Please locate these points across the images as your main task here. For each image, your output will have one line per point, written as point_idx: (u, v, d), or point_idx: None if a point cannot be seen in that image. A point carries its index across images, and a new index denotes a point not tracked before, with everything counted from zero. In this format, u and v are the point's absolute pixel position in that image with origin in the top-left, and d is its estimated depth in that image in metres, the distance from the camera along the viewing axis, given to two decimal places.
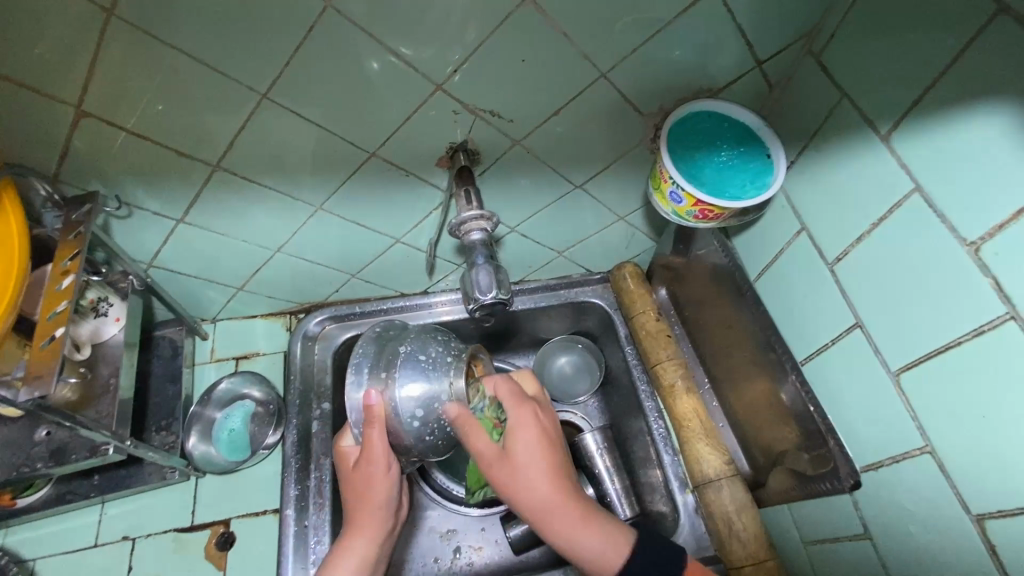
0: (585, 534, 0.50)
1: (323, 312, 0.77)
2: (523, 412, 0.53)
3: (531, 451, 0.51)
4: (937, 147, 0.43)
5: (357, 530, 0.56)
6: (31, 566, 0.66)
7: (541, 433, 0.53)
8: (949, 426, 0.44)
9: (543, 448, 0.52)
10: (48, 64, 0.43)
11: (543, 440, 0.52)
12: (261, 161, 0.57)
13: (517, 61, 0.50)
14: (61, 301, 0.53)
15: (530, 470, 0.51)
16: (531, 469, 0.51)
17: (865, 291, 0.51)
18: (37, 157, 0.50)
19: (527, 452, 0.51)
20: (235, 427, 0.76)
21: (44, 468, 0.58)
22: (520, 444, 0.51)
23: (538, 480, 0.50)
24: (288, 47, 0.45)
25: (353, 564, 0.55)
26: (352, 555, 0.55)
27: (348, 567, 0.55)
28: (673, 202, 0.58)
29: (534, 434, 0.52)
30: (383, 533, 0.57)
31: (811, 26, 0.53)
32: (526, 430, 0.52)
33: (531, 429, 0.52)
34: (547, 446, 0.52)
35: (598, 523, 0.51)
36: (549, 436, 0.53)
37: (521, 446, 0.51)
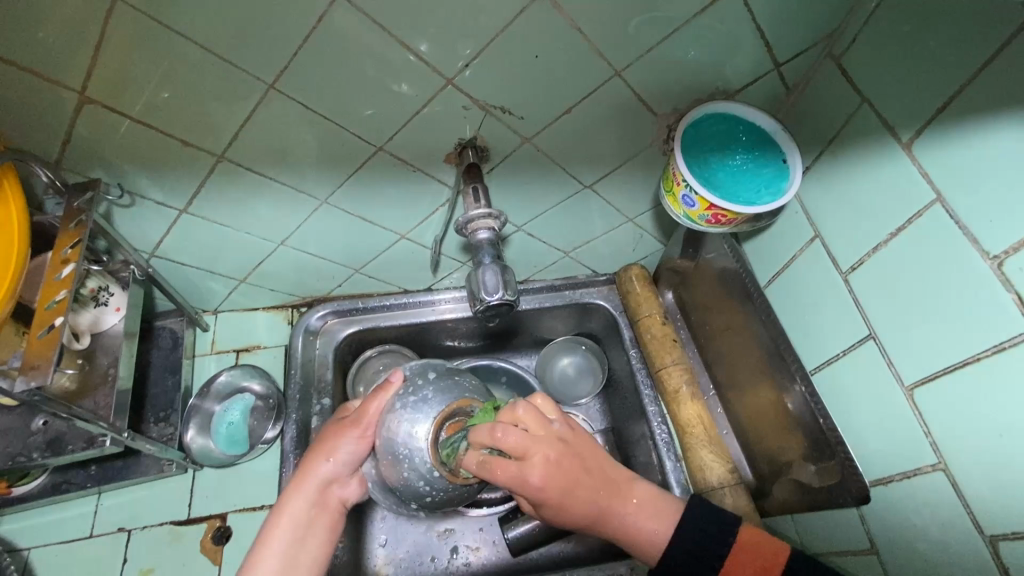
0: (643, 522, 0.52)
1: (325, 307, 0.76)
2: (540, 444, 0.48)
3: (569, 481, 0.49)
4: (960, 156, 0.42)
5: (301, 477, 0.55)
6: (25, 555, 0.66)
7: (564, 455, 0.49)
8: (963, 442, 0.43)
9: (568, 476, 0.49)
10: (51, 48, 0.42)
11: (569, 464, 0.49)
12: (265, 153, 0.56)
13: (530, 57, 0.49)
14: (60, 290, 0.52)
15: (576, 499, 0.50)
16: (575, 497, 0.49)
17: (879, 301, 0.50)
18: (39, 143, 0.49)
19: (561, 489, 0.49)
20: (234, 420, 0.75)
21: (41, 457, 0.58)
22: (558, 485, 0.48)
23: (587, 506, 0.50)
24: (297, 36, 0.44)
25: (285, 522, 0.54)
26: (285, 512, 0.54)
27: (281, 524, 0.54)
28: (685, 206, 0.57)
29: (561, 466, 0.49)
30: (322, 497, 0.56)
31: (832, 29, 0.52)
32: (551, 465, 0.48)
33: (556, 460, 0.49)
34: (576, 473, 0.50)
35: (645, 504, 0.52)
36: (569, 449, 0.50)
37: (548, 473, 0.48)
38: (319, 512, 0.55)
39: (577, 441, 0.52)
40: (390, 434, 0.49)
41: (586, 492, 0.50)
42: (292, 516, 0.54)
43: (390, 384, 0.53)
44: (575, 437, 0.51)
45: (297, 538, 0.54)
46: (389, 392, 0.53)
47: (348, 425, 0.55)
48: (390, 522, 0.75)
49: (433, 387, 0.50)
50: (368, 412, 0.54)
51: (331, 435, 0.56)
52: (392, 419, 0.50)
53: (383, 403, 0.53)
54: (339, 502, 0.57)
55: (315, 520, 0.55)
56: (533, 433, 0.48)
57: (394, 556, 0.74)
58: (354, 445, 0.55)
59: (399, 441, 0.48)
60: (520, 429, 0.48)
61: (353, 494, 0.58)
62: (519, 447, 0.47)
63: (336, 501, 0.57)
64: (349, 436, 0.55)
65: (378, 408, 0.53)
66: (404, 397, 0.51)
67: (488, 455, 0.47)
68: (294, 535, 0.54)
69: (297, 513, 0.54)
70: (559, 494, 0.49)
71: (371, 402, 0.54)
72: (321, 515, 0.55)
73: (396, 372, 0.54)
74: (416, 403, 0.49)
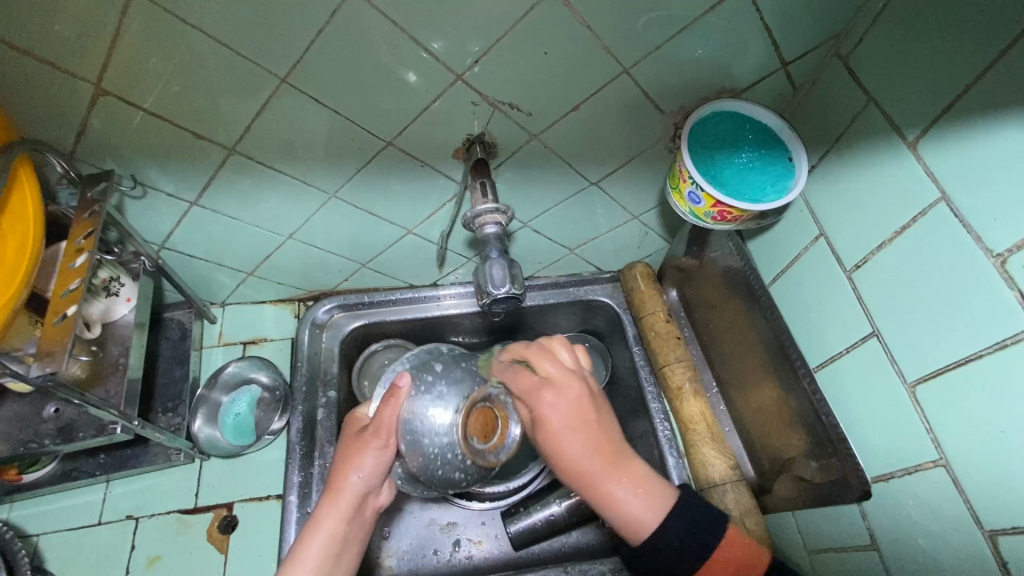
0: (624, 495, 0.49)
1: (331, 300, 0.77)
2: (570, 380, 0.49)
3: (575, 424, 0.48)
4: (964, 156, 0.43)
5: (333, 496, 0.55)
6: (34, 541, 0.67)
7: (583, 401, 0.49)
8: (965, 439, 0.44)
9: (584, 419, 0.49)
10: (68, 41, 0.43)
11: (582, 409, 0.49)
12: (276, 146, 0.56)
13: (539, 53, 0.50)
14: (74, 278, 0.53)
15: (574, 443, 0.48)
16: (571, 439, 0.48)
17: (883, 299, 0.51)
18: (54, 134, 0.50)
19: (562, 424, 0.48)
20: (241, 411, 0.76)
21: (52, 444, 0.58)
22: (562, 418, 0.48)
23: (584, 452, 0.48)
24: (310, 30, 0.45)
25: (320, 540, 0.53)
26: (320, 531, 0.54)
27: (316, 542, 0.53)
28: (691, 203, 0.57)
29: (576, 406, 0.49)
30: (357, 513, 0.56)
31: (839, 29, 0.52)
32: (570, 403, 0.48)
33: (572, 398, 0.49)
34: (589, 418, 0.49)
35: (638, 478, 0.49)
36: (590, 399, 0.50)
37: (565, 404, 0.48)
38: (355, 525, 0.56)
39: (603, 406, 0.50)
40: (414, 433, 0.53)
41: (587, 444, 0.48)
42: (328, 535, 0.54)
43: (397, 390, 0.54)
44: (598, 399, 0.50)
45: (335, 553, 0.54)
46: (400, 398, 0.54)
47: (369, 440, 0.54)
48: (393, 515, 0.76)
49: (441, 382, 0.55)
50: (383, 422, 0.54)
51: (353, 450, 0.55)
52: (411, 412, 0.53)
53: (399, 408, 0.54)
54: (373, 509, 0.58)
55: (352, 533, 0.55)
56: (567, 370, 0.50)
57: (397, 548, 0.74)
58: (376, 457, 0.54)
59: (426, 438, 0.52)
60: (561, 363, 0.51)
61: (384, 499, 0.59)
62: (550, 372, 0.50)
63: (370, 509, 0.57)
64: (372, 449, 0.54)
65: (393, 418, 0.54)
66: (418, 396, 0.54)
67: (514, 366, 0.52)
68: (331, 551, 0.54)
69: (335, 530, 0.54)
70: (562, 427, 0.48)
71: (384, 411, 0.54)
72: (357, 526, 0.56)
73: (402, 376, 0.55)
74: (434, 400, 0.54)
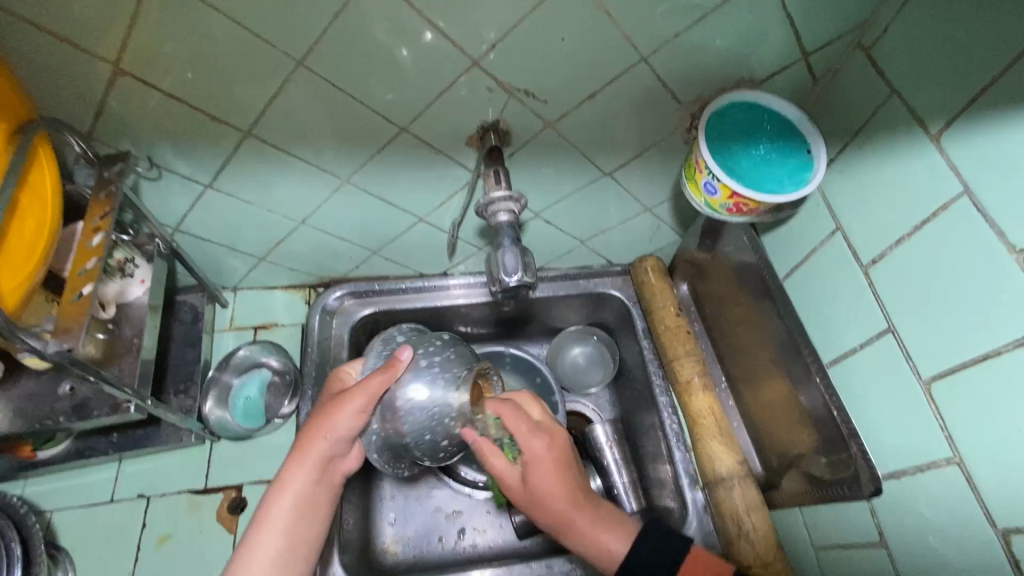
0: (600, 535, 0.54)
1: (342, 287, 0.77)
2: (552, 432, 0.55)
3: (556, 475, 0.54)
4: (988, 150, 0.42)
5: (300, 455, 0.54)
6: (48, 517, 0.68)
7: (563, 448, 0.55)
8: (983, 439, 0.43)
9: (564, 465, 0.55)
10: (87, 21, 0.43)
11: (562, 455, 0.55)
12: (289, 131, 0.56)
13: (556, 40, 0.49)
14: (91, 257, 0.53)
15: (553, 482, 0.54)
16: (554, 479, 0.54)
17: (900, 295, 0.50)
18: (72, 114, 0.50)
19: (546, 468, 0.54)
20: (251, 395, 0.77)
21: (66, 421, 0.59)
22: (546, 465, 0.54)
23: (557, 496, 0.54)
24: (326, 14, 0.45)
25: (288, 497, 0.54)
26: (287, 487, 0.54)
27: (285, 500, 0.54)
28: (707, 194, 0.57)
29: (556, 454, 0.54)
30: (324, 473, 0.56)
31: (863, 20, 0.51)
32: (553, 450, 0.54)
33: (554, 443, 0.55)
34: (566, 464, 0.55)
35: (609, 518, 0.55)
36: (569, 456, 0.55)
37: (553, 449, 0.54)
38: (321, 485, 0.56)
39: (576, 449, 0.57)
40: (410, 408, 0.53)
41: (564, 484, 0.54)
42: (296, 493, 0.54)
43: (396, 364, 0.52)
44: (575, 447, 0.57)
45: (301, 515, 0.55)
46: (395, 370, 0.52)
47: (349, 401, 0.52)
48: (399, 501, 0.77)
49: (432, 360, 0.55)
50: (370, 388, 0.52)
51: (329, 408, 0.54)
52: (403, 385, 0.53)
53: (390, 377, 0.52)
54: (340, 474, 0.57)
55: (318, 494, 0.56)
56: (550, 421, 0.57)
57: (403, 535, 0.75)
58: (351, 419, 0.53)
59: (421, 413, 0.53)
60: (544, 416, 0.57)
61: (354, 463, 0.58)
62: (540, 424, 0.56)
63: (338, 472, 0.57)
64: (350, 409, 0.52)
65: (382, 385, 0.52)
66: (416, 367, 0.54)
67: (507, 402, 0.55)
68: (293, 507, 0.54)
69: (300, 490, 0.54)
70: (546, 467, 0.54)
71: (374, 379, 0.52)
72: (324, 487, 0.56)
73: (404, 351, 0.53)
74: (433, 374, 0.54)
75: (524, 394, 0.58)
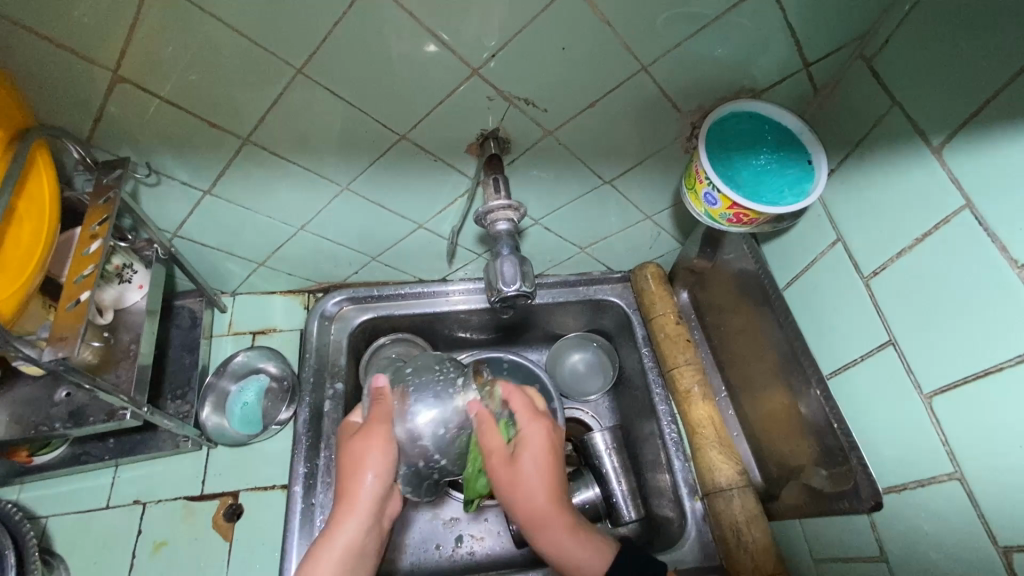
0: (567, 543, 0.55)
1: (341, 292, 0.77)
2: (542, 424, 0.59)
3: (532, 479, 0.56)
4: (990, 163, 0.42)
5: (350, 506, 0.54)
6: (43, 523, 0.67)
7: (544, 449, 0.58)
8: (984, 453, 0.43)
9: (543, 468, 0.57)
10: (85, 28, 0.43)
11: (543, 458, 0.57)
12: (288, 137, 0.56)
13: (557, 49, 0.49)
14: (87, 265, 0.53)
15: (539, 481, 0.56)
16: (531, 485, 0.56)
17: (901, 308, 0.50)
18: (71, 121, 0.50)
19: (537, 457, 0.57)
20: (248, 401, 0.76)
21: (62, 427, 0.59)
22: (538, 458, 0.57)
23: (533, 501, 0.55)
24: (326, 22, 0.45)
25: (340, 548, 0.53)
26: (337, 539, 0.54)
27: (336, 551, 0.53)
28: (706, 204, 0.57)
29: (538, 456, 0.57)
30: (373, 517, 0.56)
31: (864, 30, 0.51)
32: (535, 455, 0.57)
33: (535, 445, 0.58)
34: (546, 466, 0.57)
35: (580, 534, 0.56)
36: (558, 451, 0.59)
37: (537, 454, 0.57)
38: (372, 531, 0.56)
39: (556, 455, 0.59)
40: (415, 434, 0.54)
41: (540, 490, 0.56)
42: (348, 543, 0.54)
43: (381, 391, 0.57)
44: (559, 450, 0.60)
45: (353, 562, 0.54)
46: (383, 397, 0.57)
47: (376, 436, 0.55)
48: (397, 508, 0.76)
49: (421, 382, 0.56)
50: (376, 419, 0.55)
51: (360, 450, 0.55)
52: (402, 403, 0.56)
53: (383, 405, 0.56)
54: (386, 515, 0.58)
55: (369, 540, 0.56)
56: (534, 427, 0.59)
57: (400, 542, 0.75)
58: (384, 459, 0.54)
59: (427, 438, 0.54)
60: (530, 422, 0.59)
61: (395, 500, 0.59)
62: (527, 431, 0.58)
63: (385, 515, 0.58)
64: (380, 448, 0.54)
65: (386, 412, 0.56)
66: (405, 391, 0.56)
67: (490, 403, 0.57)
68: (347, 561, 0.54)
69: (351, 538, 0.54)
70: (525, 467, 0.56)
71: (374, 411, 0.56)
72: (374, 533, 0.56)
73: (381, 378, 0.58)
74: (432, 398, 0.55)
75: (512, 386, 0.60)
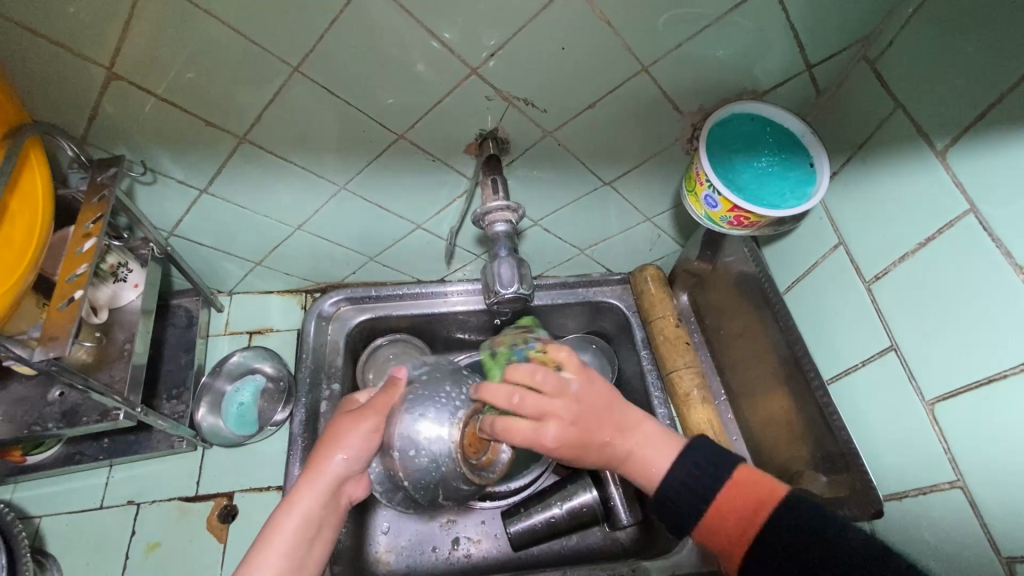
0: (645, 455, 0.51)
1: (338, 292, 0.77)
2: (557, 400, 0.52)
3: (577, 453, 0.52)
4: (994, 168, 0.41)
5: (313, 476, 0.53)
6: (36, 523, 0.67)
7: (575, 418, 0.51)
8: (988, 461, 0.42)
9: (582, 435, 0.51)
10: (79, 24, 0.42)
11: (576, 431, 0.51)
12: (284, 136, 0.56)
13: (557, 48, 0.48)
14: (80, 263, 0.53)
15: (584, 451, 0.51)
16: (576, 456, 0.52)
17: (903, 313, 0.49)
18: (65, 118, 0.50)
19: (573, 451, 0.52)
20: (244, 401, 0.76)
21: (55, 428, 0.59)
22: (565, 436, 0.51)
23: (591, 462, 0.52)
24: (323, 20, 0.44)
25: (296, 517, 0.52)
26: (297, 507, 0.52)
27: (290, 519, 0.51)
28: (707, 207, 0.56)
29: (570, 430, 0.51)
30: (332, 498, 0.54)
31: (868, 32, 0.50)
32: (563, 430, 0.51)
33: (560, 422, 0.51)
34: (585, 433, 0.51)
35: (654, 441, 0.51)
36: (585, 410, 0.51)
37: (562, 432, 0.51)
38: (329, 511, 0.54)
39: (590, 415, 0.52)
40: (409, 446, 0.55)
41: (592, 448, 0.51)
42: (304, 515, 0.52)
43: (394, 381, 0.58)
44: (596, 400, 0.52)
45: (307, 537, 0.52)
46: (397, 389, 0.58)
47: (364, 417, 0.55)
48: (393, 510, 0.76)
49: (424, 391, 0.58)
50: (376, 404, 0.56)
51: (345, 426, 0.55)
52: (404, 405, 0.57)
53: (392, 398, 0.57)
54: (347, 500, 0.57)
55: (325, 517, 0.54)
56: (555, 389, 0.52)
57: (396, 544, 0.74)
58: (365, 439, 0.55)
59: (424, 452, 0.55)
60: (553, 382, 0.52)
61: (359, 492, 0.58)
62: (546, 390, 0.52)
63: (345, 500, 0.56)
64: (364, 426, 0.55)
65: (389, 403, 0.57)
66: (412, 397, 0.57)
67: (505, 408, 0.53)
68: (302, 533, 0.52)
69: (309, 510, 0.52)
70: (564, 448, 0.52)
71: (381, 397, 0.57)
72: (331, 514, 0.54)
73: (400, 371, 0.60)
74: (436, 414, 0.56)
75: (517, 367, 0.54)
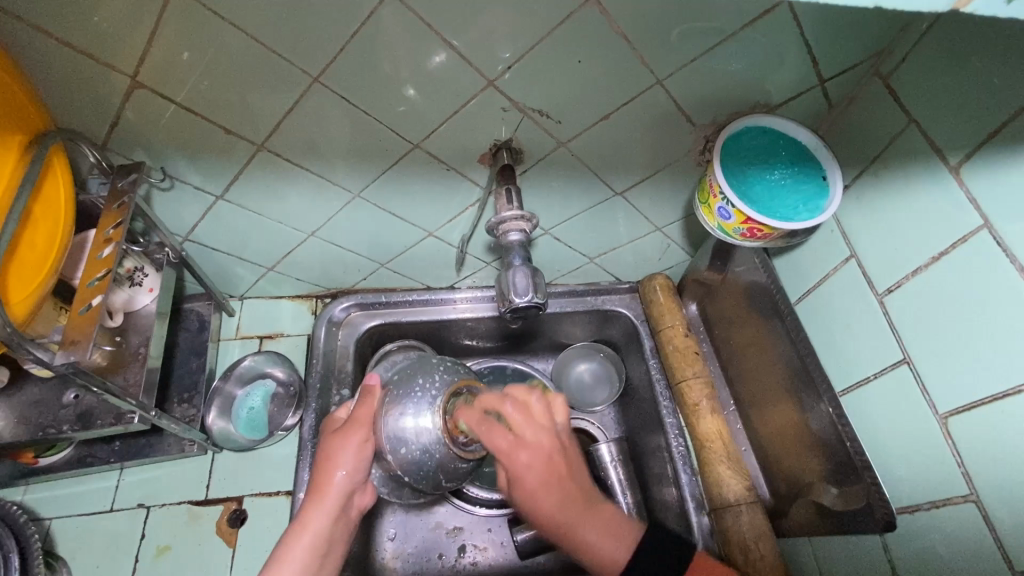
0: (599, 543, 0.49)
1: (349, 298, 0.77)
2: (536, 430, 0.50)
3: (544, 489, 0.49)
4: (1007, 184, 0.42)
5: (319, 495, 0.53)
6: (47, 525, 0.67)
7: (552, 452, 0.50)
8: (1001, 476, 0.42)
9: (556, 471, 0.49)
10: (105, 33, 0.43)
11: (553, 462, 0.49)
12: (300, 144, 0.56)
13: (573, 61, 0.49)
14: (101, 268, 0.54)
15: (548, 494, 0.49)
16: (543, 494, 0.49)
17: (915, 327, 0.49)
18: (88, 124, 0.51)
19: (536, 486, 0.49)
20: (254, 406, 0.76)
21: (69, 430, 0.59)
22: (535, 470, 0.49)
23: (556, 505, 0.49)
24: (344, 32, 0.45)
25: (307, 539, 0.52)
26: (307, 530, 0.52)
27: (302, 544, 0.51)
28: (720, 218, 0.57)
29: (547, 463, 0.49)
30: (341, 512, 0.54)
31: (880, 48, 0.51)
32: (540, 459, 0.49)
33: (542, 454, 0.49)
34: (558, 471, 0.49)
35: (608, 524, 0.49)
36: (559, 455, 0.50)
37: (535, 463, 0.49)
38: (341, 525, 0.54)
39: (570, 454, 0.51)
40: (395, 442, 0.54)
41: (560, 495, 0.49)
42: (315, 534, 0.52)
43: (370, 389, 0.57)
44: (570, 450, 0.51)
45: (321, 555, 0.52)
46: (373, 396, 0.57)
47: (351, 433, 0.55)
48: (399, 516, 0.76)
49: (401, 388, 0.56)
50: (359, 419, 0.56)
51: (335, 445, 0.55)
52: (385, 408, 0.56)
53: (372, 406, 0.56)
54: (357, 511, 0.56)
55: (337, 533, 0.54)
56: (536, 418, 0.51)
57: (402, 551, 0.74)
58: (358, 452, 0.54)
59: (413, 444, 0.53)
60: (531, 414, 0.50)
61: (369, 500, 0.58)
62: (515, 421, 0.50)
63: (354, 511, 0.56)
64: (354, 440, 0.54)
65: (369, 413, 0.56)
66: (389, 393, 0.56)
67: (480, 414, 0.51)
68: (316, 552, 0.52)
69: (319, 529, 0.52)
70: (534, 483, 0.49)
71: (359, 409, 0.56)
72: (342, 528, 0.55)
73: (371, 377, 0.59)
74: (410, 402, 0.54)
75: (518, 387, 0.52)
